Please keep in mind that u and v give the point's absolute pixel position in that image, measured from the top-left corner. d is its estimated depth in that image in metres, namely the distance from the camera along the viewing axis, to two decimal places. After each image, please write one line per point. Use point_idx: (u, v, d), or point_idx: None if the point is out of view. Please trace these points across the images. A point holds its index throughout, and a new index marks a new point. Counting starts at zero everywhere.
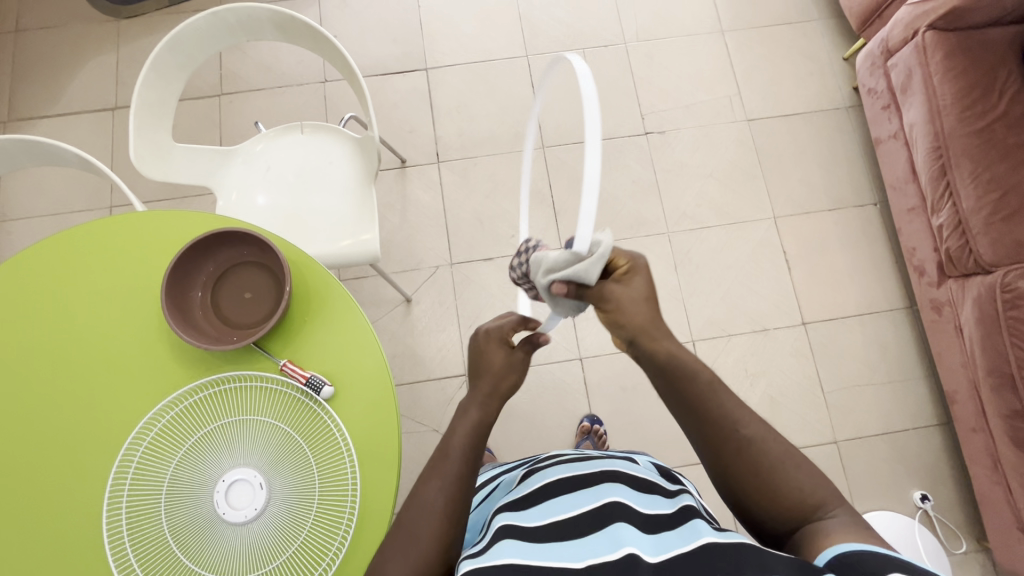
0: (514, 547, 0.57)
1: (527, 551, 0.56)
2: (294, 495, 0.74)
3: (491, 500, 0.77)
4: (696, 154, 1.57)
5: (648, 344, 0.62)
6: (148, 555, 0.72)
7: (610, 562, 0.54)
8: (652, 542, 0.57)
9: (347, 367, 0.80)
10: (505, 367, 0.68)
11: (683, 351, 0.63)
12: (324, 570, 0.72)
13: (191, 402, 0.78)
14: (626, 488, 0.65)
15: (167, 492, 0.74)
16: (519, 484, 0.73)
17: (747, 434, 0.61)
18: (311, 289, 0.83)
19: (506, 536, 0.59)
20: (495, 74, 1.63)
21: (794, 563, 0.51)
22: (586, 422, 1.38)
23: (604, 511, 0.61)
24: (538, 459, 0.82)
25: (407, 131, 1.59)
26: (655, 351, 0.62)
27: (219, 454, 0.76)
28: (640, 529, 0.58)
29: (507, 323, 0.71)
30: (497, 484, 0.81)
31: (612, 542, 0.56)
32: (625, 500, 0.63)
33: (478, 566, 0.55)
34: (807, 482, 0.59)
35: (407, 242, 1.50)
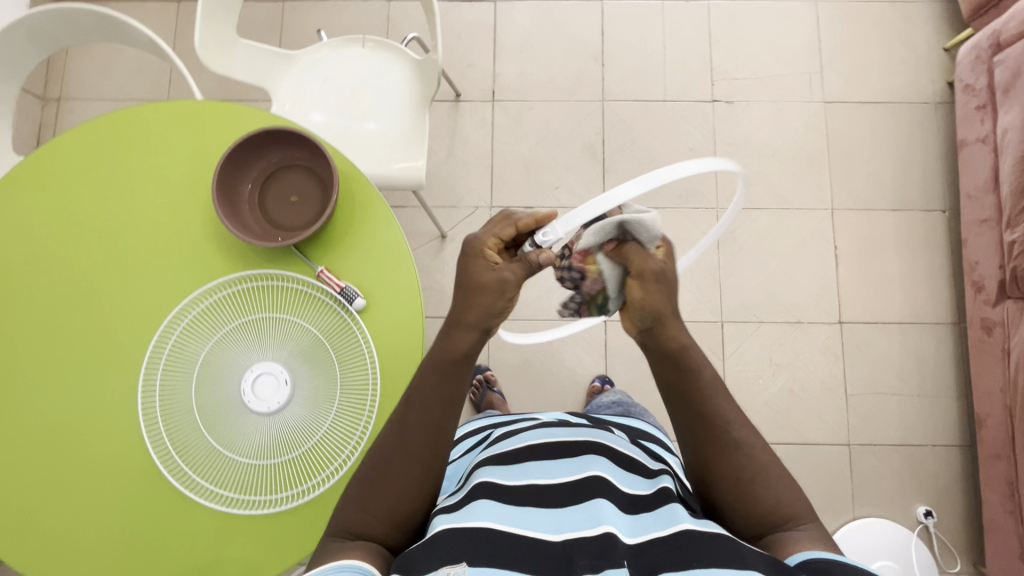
0: (488, 508, 0.60)
1: (501, 515, 0.60)
2: (315, 396, 0.77)
3: (470, 454, 0.80)
4: (762, 130, 1.49)
5: (666, 330, 0.62)
6: (176, 427, 0.77)
7: (588, 540, 0.57)
8: (629, 522, 0.61)
9: (382, 283, 0.81)
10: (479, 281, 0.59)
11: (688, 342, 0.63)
12: (331, 474, 0.75)
13: (229, 293, 0.81)
14: (610, 463, 0.68)
15: (199, 371, 0.78)
16: (496, 442, 0.75)
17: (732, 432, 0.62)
18: (357, 202, 0.83)
19: (484, 496, 0.62)
20: (565, 16, 1.55)
21: (770, 560, 0.53)
22: (597, 382, 1.39)
23: (587, 485, 0.63)
24: (520, 420, 0.84)
25: (466, 65, 1.54)
26: (670, 339, 0.62)
27: (250, 345, 0.79)
28: (619, 507, 0.62)
29: (490, 237, 0.61)
30: (479, 438, 0.84)
31: (593, 517, 0.59)
32: (607, 475, 0.65)
33: (455, 525, 0.58)
34: (786, 489, 0.61)
35: (450, 177, 1.49)
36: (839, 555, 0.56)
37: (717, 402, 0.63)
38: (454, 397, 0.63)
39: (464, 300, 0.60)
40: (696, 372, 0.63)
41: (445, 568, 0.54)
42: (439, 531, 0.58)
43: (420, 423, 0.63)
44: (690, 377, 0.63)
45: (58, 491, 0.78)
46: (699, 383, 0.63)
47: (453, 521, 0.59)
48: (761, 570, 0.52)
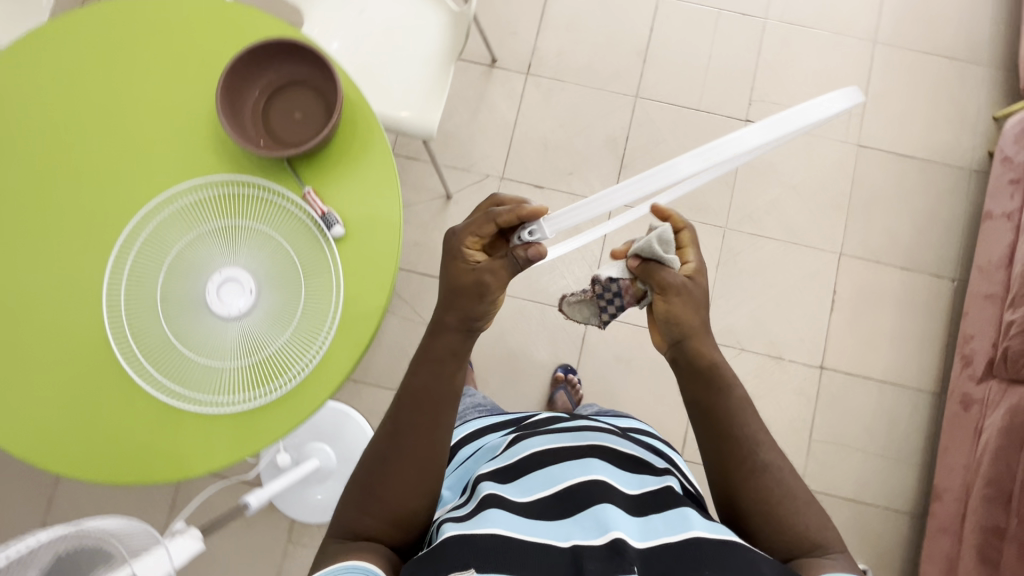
0: (500, 517, 0.61)
1: (512, 523, 0.60)
2: (275, 310, 0.78)
3: (475, 461, 0.81)
4: (788, 160, 1.46)
5: (696, 347, 0.66)
6: (136, 309, 0.79)
7: (596, 546, 0.57)
8: (638, 527, 0.60)
9: (364, 217, 0.81)
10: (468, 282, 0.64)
11: (717, 361, 0.67)
12: (272, 388, 0.77)
13: (215, 194, 0.81)
14: (611, 467, 0.69)
15: (171, 261, 0.80)
16: (501, 452, 0.77)
17: (758, 455, 0.63)
18: (357, 131, 0.82)
19: (493, 506, 0.63)
20: (617, 4, 1.52)
21: (787, 571, 0.54)
22: (561, 371, 1.40)
23: (592, 488, 0.64)
24: (521, 425, 0.85)
25: (508, 32, 1.52)
26: (699, 356, 0.67)
27: (223, 247, 0.80)
28: (626, 512, 0.62)
29: (467, 236, 0.65)
30: (482, 445, 0.84)
31: (599, 524, 0.59)
32: (609, 479, 0.66)
33: (467, 532, 0.59)
34: (814, 517, 0.61)
35: (468, 141, 1.48)
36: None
37: (745, 422, 0.65)
38: (455, 391, 0.67)
39: (448, 300, 0.66)
40: (728, 391, 0.66)
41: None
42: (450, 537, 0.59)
43: (428, 414, 0.66)
44: (720, 395, 0.66)
45: (9, 343, 0.79)
46: (728, 401, 0.66)
47: (462, 529, 0.60)
48: None
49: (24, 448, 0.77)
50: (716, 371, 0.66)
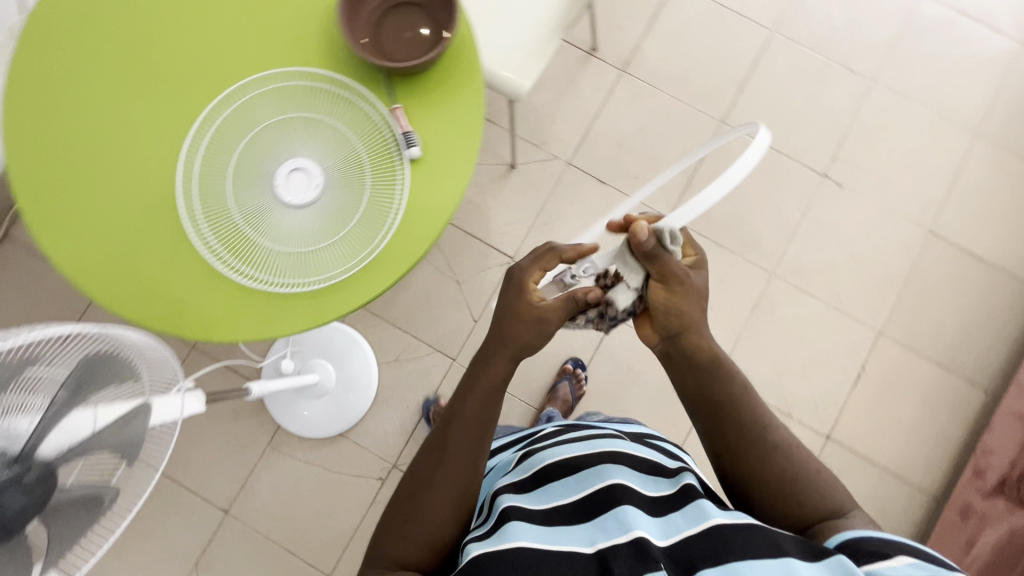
0: (526, 529, 0.63)
1: (538, 534, 0.63)
2: (334, 209, 0.80)
3: (493, 478, 0.83)
4: (854, 227, 1.43)
5: (693, 339, 0.70)
6: (208, 172, 0.82)
7: (620, 545, 0.59)
8: (659, 525, 0.63)
9: (441, 146, 0.82)
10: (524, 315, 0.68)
11: (717, 351, 0.70)
12: (310, 281, 0.79)
13: (308, 85, 0.83)
14: (628, 470, 0.70)
15: (252, 137, 0.83)
16: (514, 467, 0.79)
17: (767, 437, 0.66)
18: (458, 64, 0.83)
19: (515, 517, 0.65)
20: (730, 27, 1.50)
21: (804, 545, 0.57)
22: (570, 363, 1.39)
23: (609, 492, 0.66)
24: (529, 438, 0.88)
25: (615, 25, 1.50)
26: (699, 347, 0.70)
27: (304, 138, 0.82)
28: (645, 512, 0.64)
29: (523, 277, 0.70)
30: (497, 463, 0.86)
31: (622, 523, 0.61)
32: (627, 482, 0.68)
33: (495, 547, 0.61)
34: (828, 484, 0.64)
35: (545, 118, 1.48)
36: (880, 529, 0.58)
37: (756, 403, 0.68)
38: (494, 404, 0.70)
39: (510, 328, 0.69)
40: (729, 379, 0.69)
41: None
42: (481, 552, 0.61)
43: (464, 437, 0.68)
44: (722, 384, 0.69)
45: (81, 163, 0.82)
46: (729, 390, 0.69)
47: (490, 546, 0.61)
48: (799, 556, 0.55)
49: (67, 262, 0.81)
50: (716, 360, 0.69)
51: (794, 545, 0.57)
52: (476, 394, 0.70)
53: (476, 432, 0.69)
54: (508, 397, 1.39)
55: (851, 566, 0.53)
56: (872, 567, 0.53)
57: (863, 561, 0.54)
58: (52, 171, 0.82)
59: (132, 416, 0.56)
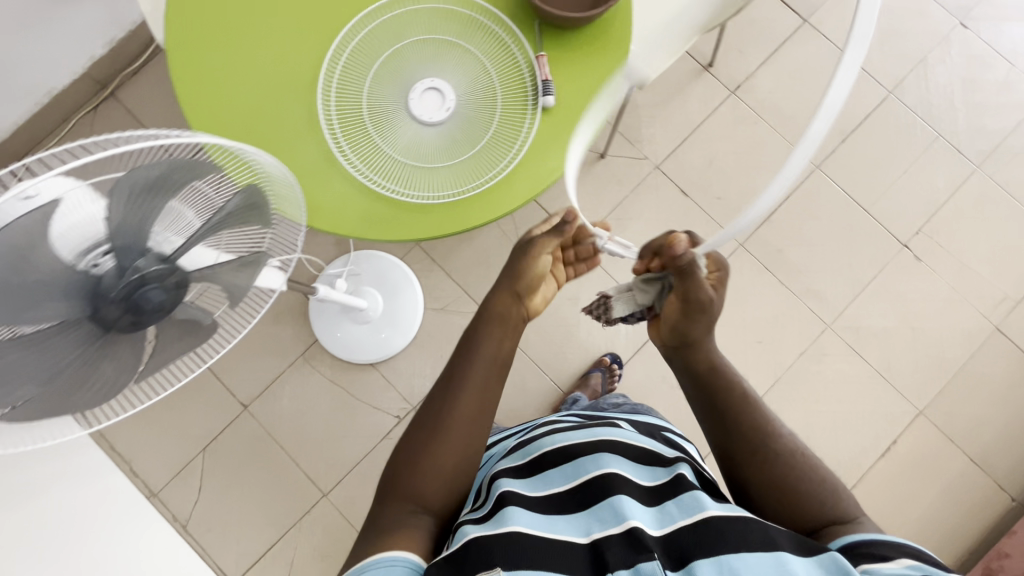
0: (522, 514, 0.61)
1: (534, 520, 0.60)
2: (458, 137, 0.84)
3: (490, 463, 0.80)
4: (921, 303, 1.42)
5: (695, 350, 0.73)
6: (349, 69, 0.84)
7: (615, 534, 0.58)
8: (654, 515, 0.61)
9: (574, 102, 0.83)
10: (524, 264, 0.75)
11: (716, 362, 0.72)
12: (412, 196, 0.82)
13: (462, 15, 0.86)
14: (625, 459, 0.68)
15: (398, 50, 0.85)
16: (512, 452, 0.76)
17: (767, 445, 0.66)
18: (609, 28, 0.84)
19: (510, 502, 0.63)
20: (849, 78, 1.50)
21: (799, 541, 0.57)
22: (608, 357, 1.38)
23: (605, 483, 0.64)
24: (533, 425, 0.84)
25: (737, 47, 1.51)
26: (699, 359, 0.73)
27: (446, 64, 0.85)
28: (641, 502, 0.62)
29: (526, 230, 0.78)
30: (494, 451, 0.83)
31: (617, 513, 0.60)
32: (623, 470, 0.66)
33: (489, 532, 0.59)
34: (829, 488, 0.64)
35: (645, 118, 1.49)
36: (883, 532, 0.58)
37: (752, 402, 0.70)
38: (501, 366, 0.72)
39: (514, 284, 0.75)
40: (730, 388, 0.71)
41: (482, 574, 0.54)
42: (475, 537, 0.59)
43: (463, 410, 0.67)
44: (723, 393, 0.71)
45: (235, 20, 0.85)
46: (732, 397, 0.70)
47: (484, 527, 0.59)
48: (791, 550, 0.55)
49: (192, 107, 0.83)
50: (716, 372, 0.72)
51: (784, 540, 0.57)
52: (495, 335, 0.72)
53: (500, 376, 0.72)
54: (538, 374, 1.41)
55: (844, 565, 0.53)
56: (868, 567, 0.53)
57: (858, 560, 0.54)
58: (206, 19, 0.85)
59: (245, 268, 0.62)
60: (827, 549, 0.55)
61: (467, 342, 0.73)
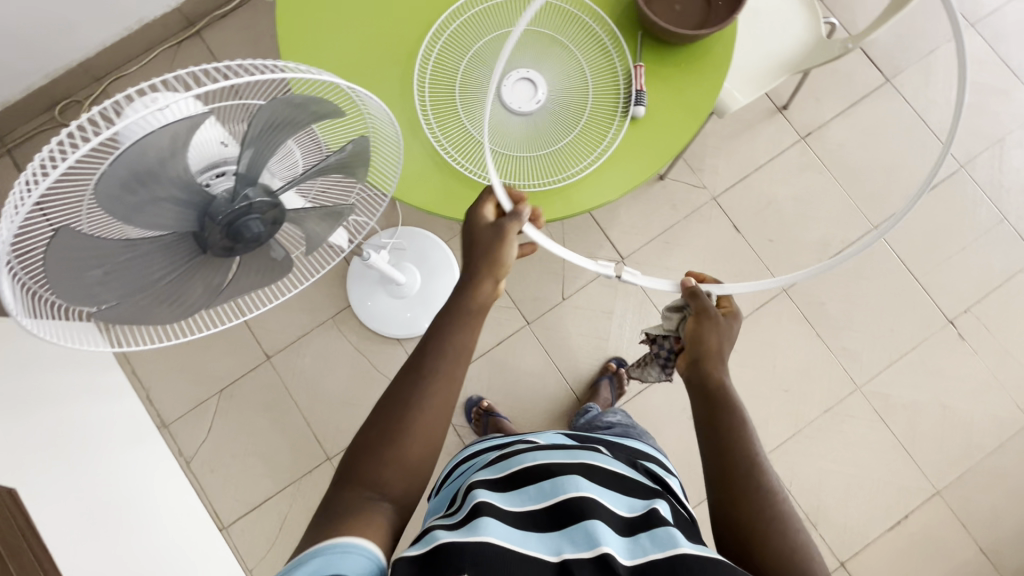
0: (495, 526, 0.58)
1: (505, 533, 0.57)
2: (541, 132, 0.84)
3: (468, 472, 0.77)
4: (957, 383, 1.39)
5: (708, 366, 0.74)
6: (448, 46, 0.85)
7: (586, 559, 0.55)
8: (626, 543, 0.58)
9: (662, 117, 0.84)
10: (483, 244, 0.72)
11: (726, 381, 0.73)
12: (484, 175, 0.83)
13: (569, 13, 0.86)
14: (602, 485, 0.65)
15: (499, 35, 0.86)
16: (493, 464, 0.72)
17: (752, 473, 0.66)
18: (710, 53, 0.85)
19: (484, 513, 0.59)
20: (923, 145, 1.48)
21: None
22: (613, 363, 1.38)
23: (581, 505, 0.61)
24: (514, 439, 0.81)
25: (816, 95, 1.50)
26: (711, 376, 0.73)
27: (543, 58, 0.86)
28: (615, 530, 0.59)
29: (484, 199, 0.74)
30: (474, 461, 0.79)
31: (590, 537, 0.57)
32: (599, 496, 0.63)
33: (458, 540, 0.56)
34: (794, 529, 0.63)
35: (710, 148, 1.48)
36: None
37: (736, 429, 0.69)
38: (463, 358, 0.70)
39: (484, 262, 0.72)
40: (733, 412, 0.71)
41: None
42: (441, 542, 0.55)
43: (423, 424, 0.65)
44: (726, 415, 0.70)
45: None
46: (729, 421, 0.70)
47: (455, 535, 0.56)
48: None
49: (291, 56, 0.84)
50: (722, 390, 0.72)
51: None
52: (467, 327, 0.71)
53: (467, 364, 0.70)
54: (558, 380, 1.40)
55: None
56: None
57: None
58: None
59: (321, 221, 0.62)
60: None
61: (435, 336, 0.70)
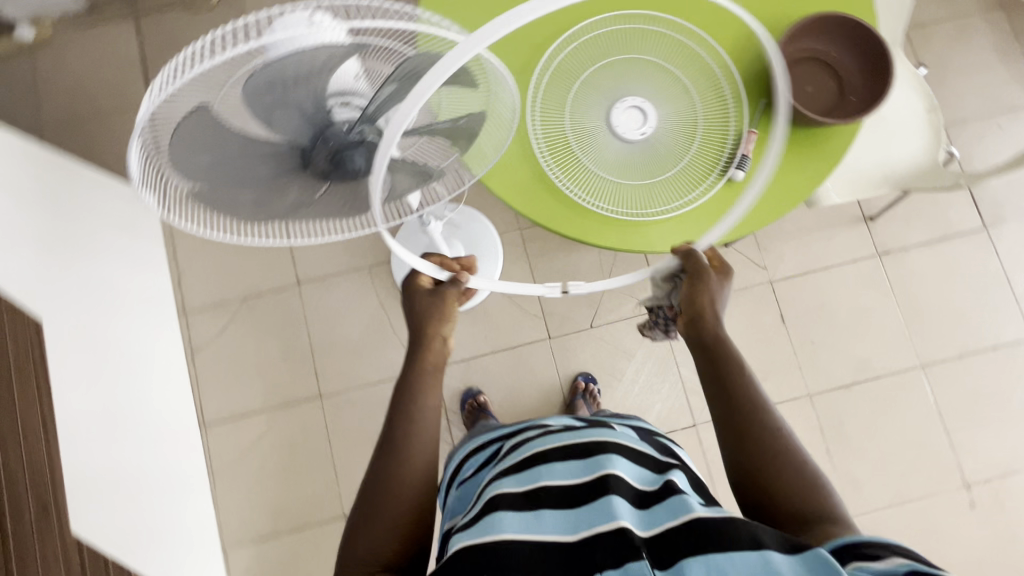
0: (514, 518, 0.59)
1: (524, 522, 0.58)
2: (638, 164, 0.84)
3: (484, 468, 0.77)
4: (953, 548, 1.33)
5: (706, 322, 0.71)
6: (575, 54, 0.85)
7: (606, 536, 0.56)
8: (642, 515, 0.59)
9: (759, 187, 0.83)
10: (425, 315, 0.74)
11: (723, 333, 0.71)
12: (571, 188, 0.83)
13: (701, 59, 0.85)
14: (623, 459, 0.65)
15: (626, 59, 0.85)
16: (502, 457, 0.72)
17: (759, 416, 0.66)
18: (827, 142, 0.84)
19: (500, 505, 0.60)
20: (997, 303, 1.43)
21: (787, 541, 0.52)
22: (581, 379, 1.37)
23: (598, 484, 0.61)
24: (523, 425, 0.81)
25: (906, 217, 1.46)
26: (707, 331, 0.71)
27: (662, 94, 0.85)
28: (631, 503, 0.60)
29: (418, 272, 0.76)
30: (487, 454, 0.79)
31: (607, 513, 0.58)
32: (620, 470, 0.63)
33: (480, 536, 0.57)
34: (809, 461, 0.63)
35: (784, 234, 1.45)
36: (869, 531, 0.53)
37: (740, 374, 0.69)
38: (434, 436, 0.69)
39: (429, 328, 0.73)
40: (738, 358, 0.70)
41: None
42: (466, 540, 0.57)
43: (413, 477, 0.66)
44: (731, 362, 0.69)
45: None
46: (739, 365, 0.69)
47: (471, 535, 0.57)
48: (778, 549, 0.51)
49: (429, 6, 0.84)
50: (722, 341, 0.70)
51: (774, 540, 0.52)
52: (426, 392, 0.71)
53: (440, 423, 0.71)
54: (560, 404, 1.39)
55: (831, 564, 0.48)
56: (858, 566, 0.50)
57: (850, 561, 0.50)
58: None
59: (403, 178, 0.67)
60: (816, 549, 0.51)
61: (405, 406, 0.70)
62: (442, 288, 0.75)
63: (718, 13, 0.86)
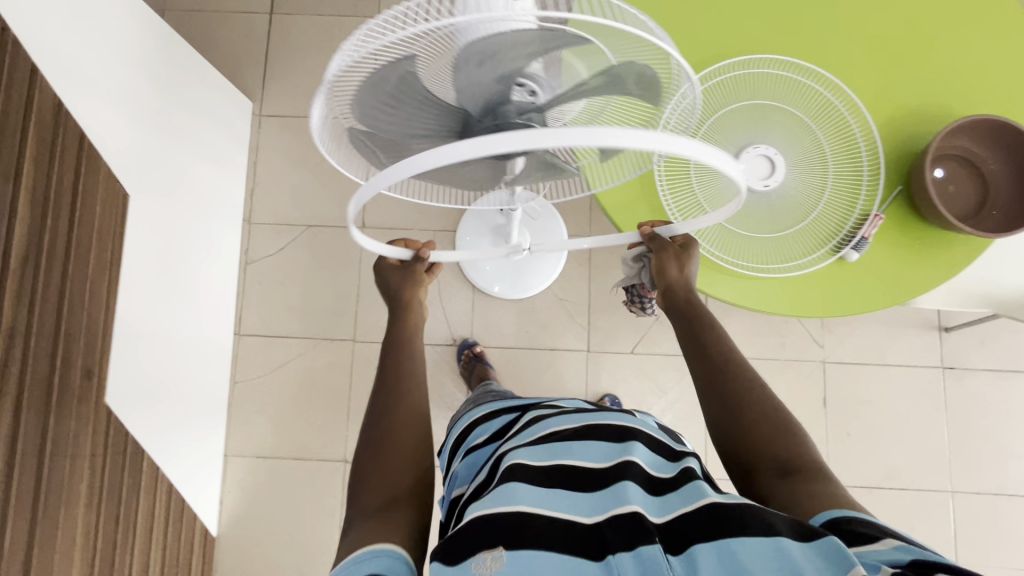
0: (524, 491, 0.57)
1: (535, 497, 0.57)
2: (753, 215, 0.82)
3: (489, 438, 0.77)
4: None
5: (679, 294, 0.76)
6: (723, 86, 0.80)
7: (619, 516, 0.54)
8: (657, 503, 0.58)
9: (868, 273, 0.81)
10: (398, 287, 0.80)
11: (697, 301, 0.75)
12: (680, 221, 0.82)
13: (850, 129, 0.81)
14: (643, 447, 0.65)
15: (773, 106, 0.81)
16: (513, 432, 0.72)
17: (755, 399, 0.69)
18: (950, 248, 0.81)
19: (509, 478, 0.59)
20: None
21: (796, 525, 0.51)
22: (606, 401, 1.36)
23: (614, 470, 0.60)
24: (535, 403, 0.80)
25: (984, 341, 1.39)
26: (682, 300, 0.75)
27: (797, 152, 0.82)
28: (644, 489, 0.59)
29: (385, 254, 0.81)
30: (496, 423, 0.79)
31: (621, 497, 0.56)
32: (640, 458, 0.63)
33: (492, 508, 0.56)
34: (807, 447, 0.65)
35: (853, 320, 1.41)
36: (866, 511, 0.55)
37: (731, 358, 0.72)
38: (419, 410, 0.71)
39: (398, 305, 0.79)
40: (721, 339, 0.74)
41: (481, 550, 0.53)
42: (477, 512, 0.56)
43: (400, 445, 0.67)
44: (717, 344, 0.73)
45: None
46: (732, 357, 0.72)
47: (485, 504, 0.57)
48: (789, 534, 0.50)
49: None
50: (698, 312, 0.75)
51: (783, 521, 0.51)
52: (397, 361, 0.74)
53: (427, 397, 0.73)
54: None
55: (836, 543, 0.48)
56: (855, 548, 0.50)
57: (848, 540, 0.51)
58: None
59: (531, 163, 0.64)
60: (827, 536, 0.49)
61: (395, 376, 0.73)
62: (410, 263, 0.81)
63: (895, 85, 0.82)
